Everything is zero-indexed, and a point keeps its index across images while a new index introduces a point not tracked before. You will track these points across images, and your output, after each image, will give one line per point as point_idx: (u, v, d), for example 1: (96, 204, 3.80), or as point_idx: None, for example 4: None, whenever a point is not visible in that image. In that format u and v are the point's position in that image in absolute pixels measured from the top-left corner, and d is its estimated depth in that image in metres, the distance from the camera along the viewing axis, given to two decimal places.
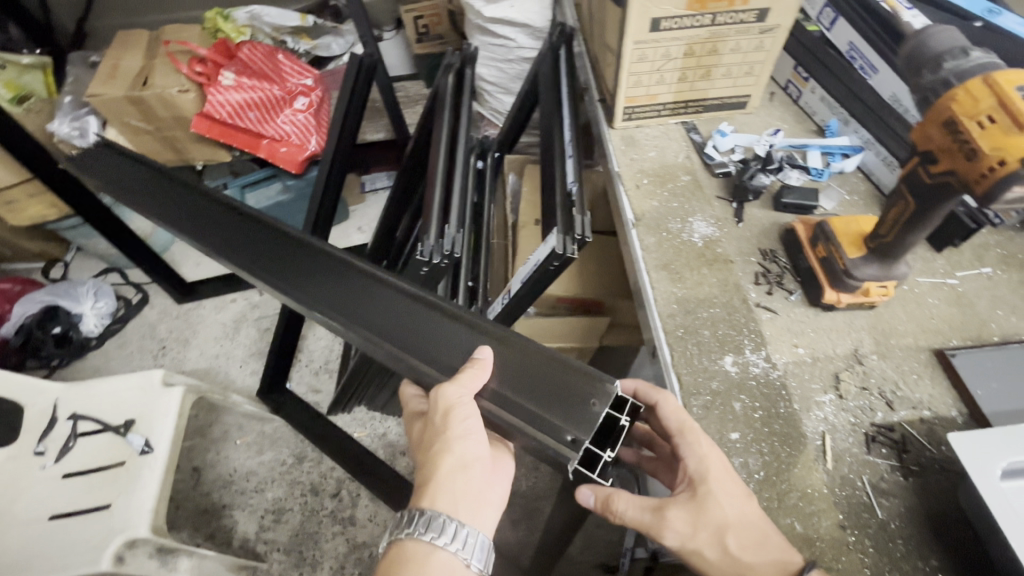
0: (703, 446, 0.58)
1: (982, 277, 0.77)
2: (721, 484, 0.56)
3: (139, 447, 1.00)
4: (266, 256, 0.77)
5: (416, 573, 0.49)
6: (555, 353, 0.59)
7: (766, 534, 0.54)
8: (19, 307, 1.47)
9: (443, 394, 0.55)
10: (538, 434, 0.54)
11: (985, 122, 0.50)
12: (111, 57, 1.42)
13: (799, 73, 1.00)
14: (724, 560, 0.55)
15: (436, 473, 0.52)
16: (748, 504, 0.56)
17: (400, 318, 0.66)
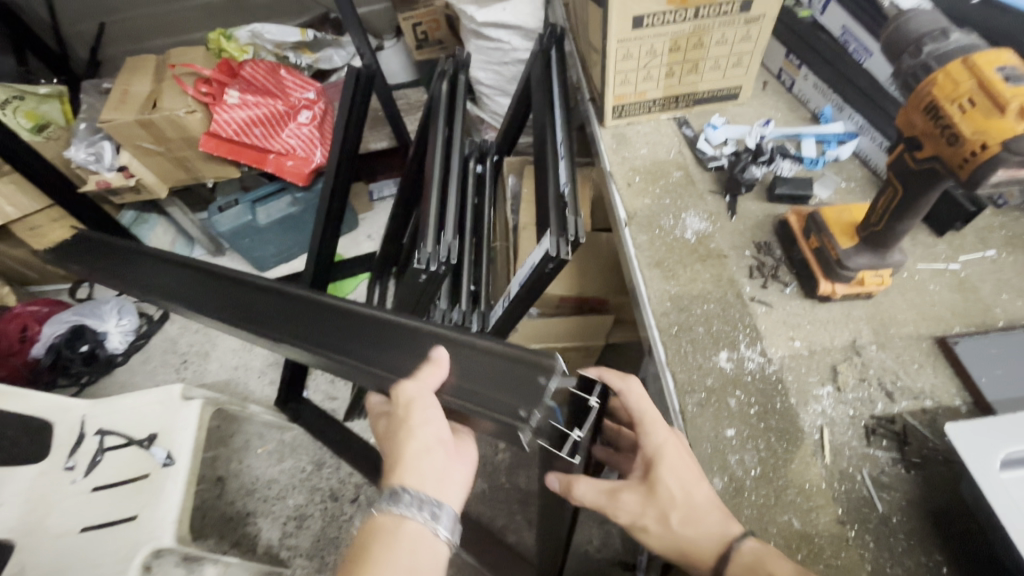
0: (659, 430, 0.60)
1: (985, 260, 0.75)
2: (672, 468, 0.57)
3: (161, 459, 1.03)
4: (236, 306, 0.82)
5: (388, 542, 0.52)
6: (501, 347, 0.62)
7: (708, 512, 0.55)
8: (48, 327, 1.54)
9: (403, 390, 0.59)
10: (493, 416, 0.57)
11: (965, 105, 0.49)
12: (120, 83, 1.47)
13: (792, 60, 0.98)
14: (666, 537, 0.56)
15: (402, 455, 0.55)
16: (698, 486, 0.56)
17: (360, 336, 0.71)
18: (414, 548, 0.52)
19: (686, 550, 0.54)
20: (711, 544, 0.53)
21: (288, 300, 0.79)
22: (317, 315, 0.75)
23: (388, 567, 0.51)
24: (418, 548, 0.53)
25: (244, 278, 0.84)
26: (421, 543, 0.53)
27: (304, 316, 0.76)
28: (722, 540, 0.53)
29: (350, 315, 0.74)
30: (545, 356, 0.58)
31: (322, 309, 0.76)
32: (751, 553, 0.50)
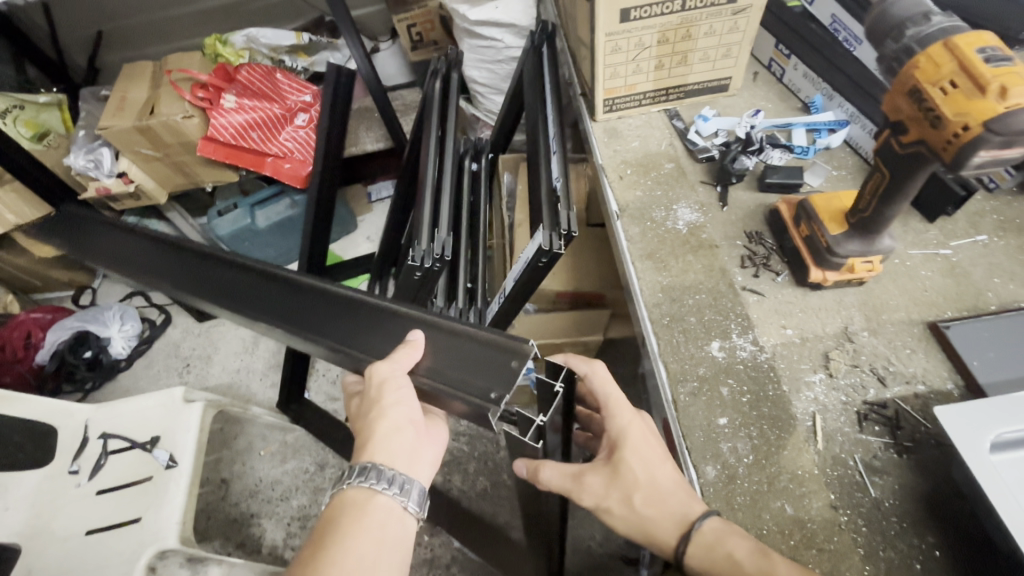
0: (624, 413, 0.63)
1: (977, 245, 0.75)
2: (635, 450, 0.61)
3: (164, 461, 1.04)
4: (232, 289, 0.88)
5: (359, 515, 0.54)
6: (477, 332, 0.66)
7: (672, 493, 0.58)
8: (52, 333, 1.55)
9: (376, 370, 0.62)
10: (465, 397, 0.62)
11: (947, 88, 0.49)
12: (118, 90, 1.48)
13: (780, 50, 0.98)
14: (630, 516, 0.59)
15: (373, 433, 0.57)
16: (660, 466, 0.59)
17: (343, 320, 0.76)
18: (384, 522, 0.54)
19: (648, 529, 0.57)
20: (673, 523, 0.56)
21: (280, 284, 0.85)
22: (307, 299, 0.81)
23: (358, 540, 0.52)
24: (388, 522, 0.54)
25: (241, 261, 0.91)
26: (390, 518, 0.54)
27: (294, 299, 0.82)
28: (685, 522, 0.56)
29: (335, 298, 0.79)
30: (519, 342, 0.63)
31: (309, 293, 0.82)
32: (709, 529, 0.54)
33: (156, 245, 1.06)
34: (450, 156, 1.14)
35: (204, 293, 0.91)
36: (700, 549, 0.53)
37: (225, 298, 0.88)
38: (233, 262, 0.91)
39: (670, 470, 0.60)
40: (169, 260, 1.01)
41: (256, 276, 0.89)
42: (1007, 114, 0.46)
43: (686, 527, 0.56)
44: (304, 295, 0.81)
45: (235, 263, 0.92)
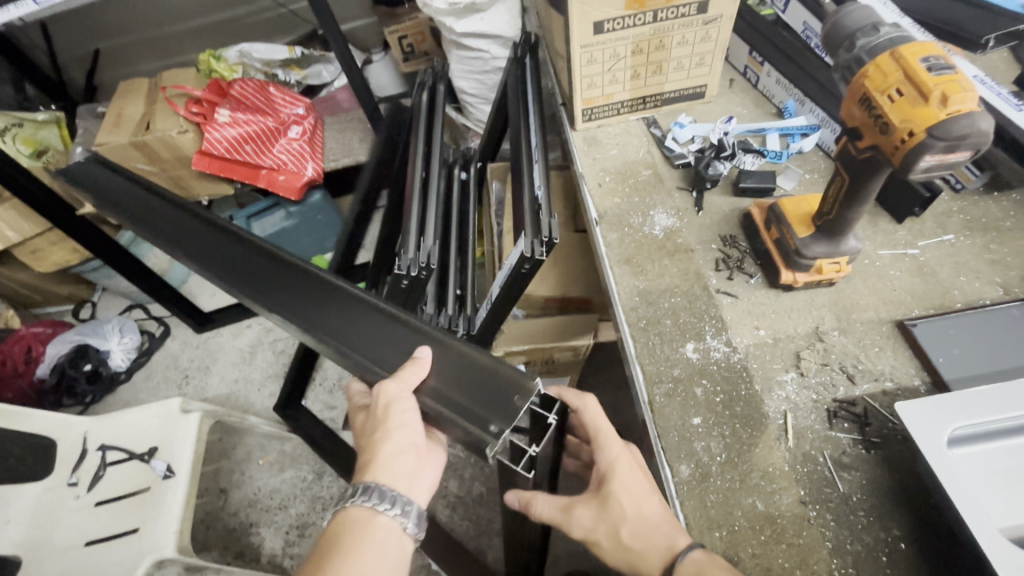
0: (615, 449, 0.64)
1: (944, 245, 0.77)
2: (623, 483, 0.62)
3: (162, 471, 1.06)
4: (238, 267, 0.86)
5: (361, 534, 0.56)
6: (488, 361, 0.66)
7: (657, 525, 0.59)
8: (52, 347, 1.57)
9: (384, 390, 0.62)
10: (466, 425, 0.62)
11: (894, 96, 0.52)
12: (114, 107, 1.51)
13: (754, 58, 1.00)
14: (617, 549, 0.60)
15: (377, 454, 0.59)
16: (647, 501, 0.61)
17: (351, 323, 0.76)
18: (385, 541, 0.56)
19: (634, 562, 0.58)
20: (658, 556, 0.57)
21: (289, 272, 0.84)
22: (311, 292, 0.80)
23: (361, 558, 0.54)
24: (388, 541, 0.56)
25: (251, 240, 0.88)
26: (391, 537, 0.56)
27: (303, 291, 0.81)
28: (669, 554, 0.56)
29: (346, 298, 0.79)
30: (525, 377, 0.63)
31: (319, 289, 0.81)
32: (692, 562, 0.54)
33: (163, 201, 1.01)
34: (436, 165, 1.16)
35: (206, 265, 0.88)
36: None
37: (229, 275, 0.85)
38: (242, 239, 0.89)
39: (657, 503, 0.61)
40: (170, 219, 0.97)
41: (259, 255, 0.87)
42: (948, 121, 0.48)
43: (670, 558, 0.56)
44: (309, 287, 0.81)
45: (244, 241, 0.89)
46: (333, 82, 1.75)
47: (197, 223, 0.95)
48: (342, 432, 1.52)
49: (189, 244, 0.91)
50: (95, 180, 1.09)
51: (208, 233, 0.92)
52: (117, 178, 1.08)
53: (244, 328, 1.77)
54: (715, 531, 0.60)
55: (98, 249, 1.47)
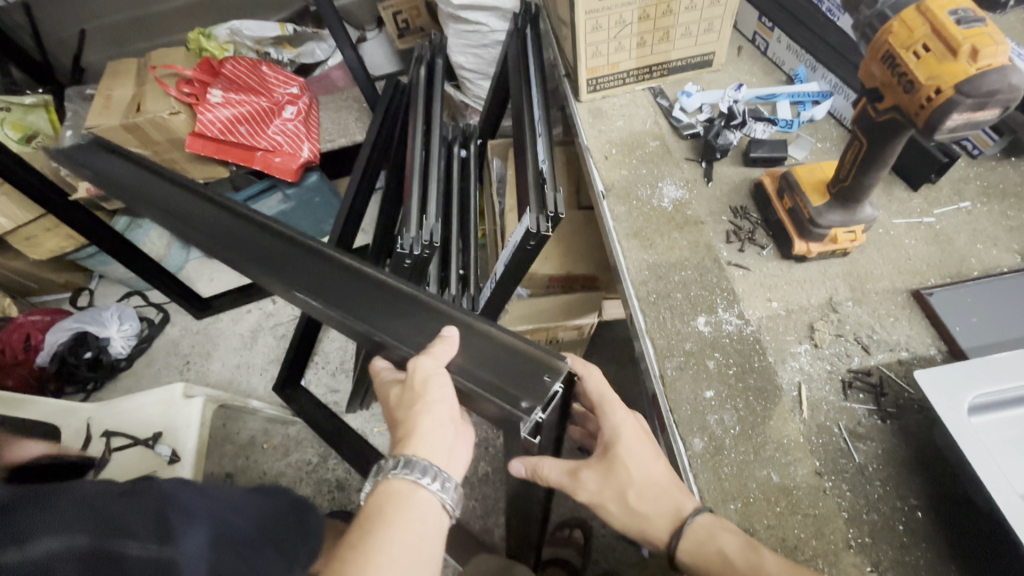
0: (619, 414, 0.65)
1: (961, 212, 0.75)
2: (628, 448, 0.62)
3: (167, 456, 1.05)
4: (250, 247, 0.81)
5: (403, 506, 0.54)
6: (514, 341, 0.65)
7: (665, 489, 0.59)
8: (50, 335, 1.54)
9: (419, 365, 0.61)
10: (495, 401, 0.61)
11: (920, 52, 0.49)
12: (103, 88, 1.46)
13: (764, 23, 0.97)
14: (624, 512, 0.60)
15: (418, 426, 0.58)
16: (654, 463, 0.61)
17: (373, 303, 0.72)
18: (425, 515, 0.54)
19: (641, 525, 0.59)
20: (664, 518, 0.58)
21: (303, 252, 0.79)
22: (326, 271, 0.77)
23: (403, 530, 0.52)
24: (427, 516, 0.54)
25: (263, 220, 0.84)
26: (430, 512, 0.55)
27: (320, 271, 0.77)
28: (676, 516, 0.57)
29: (366, 278, 0.75)
30: (555, 358, 0.63)
31: (336, 270, 0.77)
32: (701, 526, 0.55)
33: (170, 183, 0.96)
34: (435, 142, 1.13)
35: (216, 246, 0.83)
36: (691, 545, 0.54)
37: (243, 255, 0.81)
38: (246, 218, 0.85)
39: (662, 467, 0.61)
40: (167, 199, 0.93)
41: (266, 233, 0.83)
42: (978, 76, 0.46)
43: (679, 520, 0.57)
44: (322, 266, 0.77)
45: (254, 221, 0.84)
46: (327, 61, 1.70)
47: (204, 203, 0.89)
48: (347, 414, 1.51)
49: (190, 223, 0.87)
50: (95, 162, 1.04)
51: (213, 213, 0.88)
52: (118, 160, 1.04)
53: (245, 313, 1.75)
54: (729, 503, 0.60)
55: (93, 235, 1.45)
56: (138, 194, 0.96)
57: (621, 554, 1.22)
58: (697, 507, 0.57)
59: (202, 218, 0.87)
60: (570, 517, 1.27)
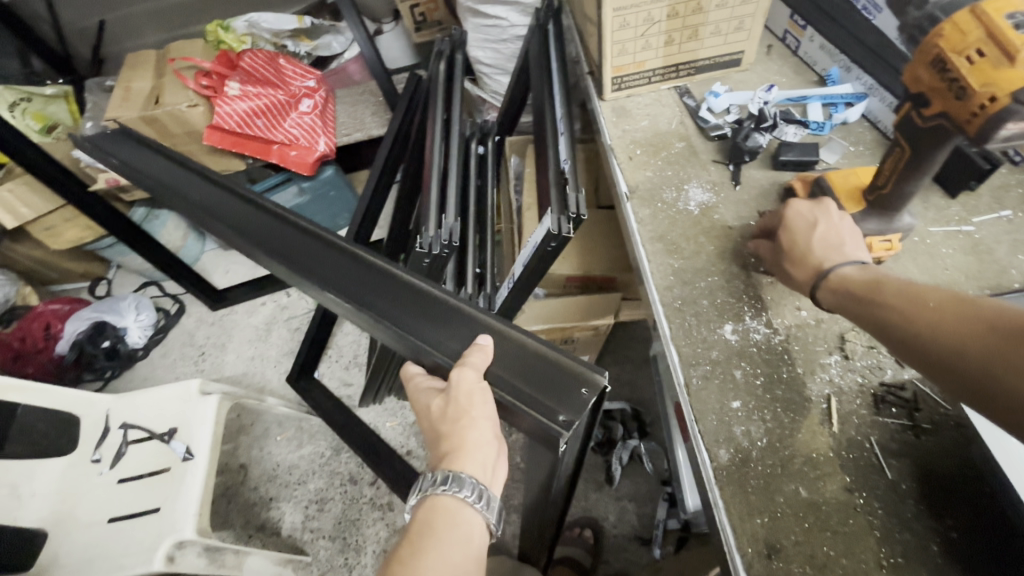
0: (795, 201, 0.66)
1: (1001, 221, 0.73)
2: (792, 223, 0.65)
3: (182, 453, 1.02)
4: (283, 248, 0.80)
5: (449, 524, 0.55)
6: (550, 351, 0.64)
7: (813, 252, 0.61)
8: (69, 324, 1.56)
9: (462, 377, 0.59)
10: (531, 412, 0.60)
11: (974, 57, 0.47)
12: (123, 80, 1.46)
13: (796, 22, 0.94)
14: (781, 272, 0.65)
15: (465, 442, 0.59)
16: (822, 228, 0.62)
17: (406, 307, 0.71)
18: (470, 534, 0.56)
19: (789, 279, 0.63)
20: (806, 274, 0.61)
21: (337, 253, 0.78)
22: (354, 271, 0.75)
23: (450, 550, 0.53)
24: (472, 535, 0.56)
25: (294, 219, 0.82)
26: (474, 531, 0.56)
27: (349, 271, 0.76)
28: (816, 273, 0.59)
29: (399, 282, 0.74)
30: (591, 370, 0.62)
31: (367, 271, 0.76)
32: (843, 273, 0.56)
33: (204, 180, 0.94)
34: (455, 141, 1.11)
35: (250, 245, 0.81)
36: (830, 289, 0.57)
37: (275, 255, 0.79)
38: (274, 214, 0.83)
39: (853, 233, 0.62)
40: (194, 188, 0.93)
41: (294, 230, 0.82)
42: None
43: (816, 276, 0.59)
44: (349, 265, 0.76)
45: (286, 220, 0.83)
46: (344, 53, 1.69)
47: (239, 201, 0.87)
48: (360, 409, 1.51)
49: (217, 218, 0.86)
50: (133, 157, 1.04)
51: (239, 206, 0.87)
52: (155, 156, 1.02)
53: (260, 305, 1.76)
54: (755, 518, 0.58)
55: (112, 227, 1.45)
56: (160, 185, 0.96)
57: (631, 555, 1.21)
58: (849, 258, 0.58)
59: (230, 214, 0.87)
60: (582, 517, 1.26)
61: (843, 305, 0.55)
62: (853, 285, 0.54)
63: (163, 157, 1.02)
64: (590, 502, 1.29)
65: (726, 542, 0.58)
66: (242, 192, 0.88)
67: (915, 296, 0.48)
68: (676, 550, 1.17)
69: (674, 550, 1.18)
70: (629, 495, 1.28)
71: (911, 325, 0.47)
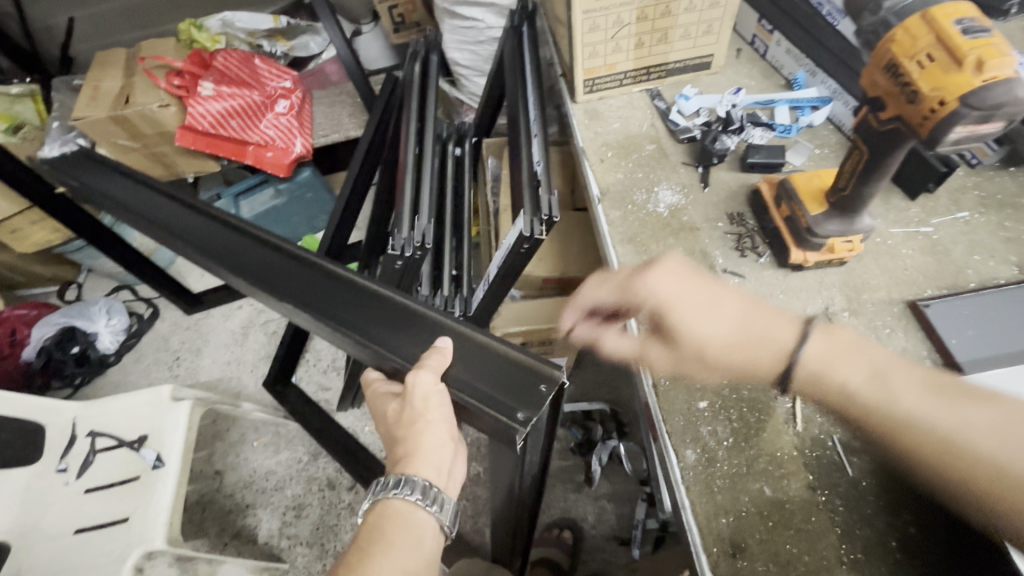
0: (655, 286, 0.61)
1: (958, 222, 0.75)
2: (681, 312, 0.60)
3: (151, 461, 0.99)
4: (245, 262, 0.78)
5: (401, 527, 0.56)
6: (510, 352, 0.63)
7: (747, 340, 0.57)
8: (37, 330, 1.52)
9: (418, 380, 0.59)
10: (491, 411, 0.60)
11: (924, 61, 0.48)
12: (91, 79, 1.42)
13: (763, 26, 0.96)
14: (711, 368, 0.61)
15: (419, 446, 0.59)
16: (720, 315, 0.58)
17: (369, 315, 0.70)
18: (422, 536, 0.56)
19: (742, 370, 0.59)
20: (762, 367, 0.57)
21: (298, 265, 0.76)
22: (316, 282, 0.74)
23: (400, 554, 0.54)
24: (424, 537, 0.57)
25: (258, 233, 0.80)
26: (427, 534, 0.57)
27: (310, 283, 0.74)
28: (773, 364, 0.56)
29: (362, 290, 0.73)
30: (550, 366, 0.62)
31: (331, 281, 0.74)
32: (812, 365, 0.54)
33: (166, 199, 0.92)
34: (429, 141, 1.10)
35: (211, 262, 0.79)
36: (805, 382, 0.54)
37: (236, 270, 0.77)
38: (236, 229, 0.82)
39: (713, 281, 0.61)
40: (155, 206, 0.92)
41: (255, 243, 0.80)
42: (983, 88, 0.45)
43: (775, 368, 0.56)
44: (310, 277, 0.74)
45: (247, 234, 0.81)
46: (321, 54, 1.66)
47: (202, 218, 0.86)
48: (338, 413, 1.49)
49: (179, 234, 0.85)
50: (93, 180, 1.02)
51: (202, 222, 0.85)
52: (118, 172, 1.01)
53: (236, 309, 1.73)
54: (721, 517, 0.59)
55: (81, 229, 1.41)
56: (123, 203, 0.94)
57: (610, 555, 1.21)
58: (803, 338, 0.55)
59: (192, 230, 0.85)
60: (561, 518, 1.26)
61: (831, 401, 0.54)
62: (841, 384, 0.52)
63: (125, 176, 1.00)
64: (569, 504, 1.29)
65: (692, 542, 0.58)
66: (204, 208, 0.86)
67: (931, 396, 0.48)
68: (654, 549, 1.17)
69: (652, 550, 1.17)
70: (607, 496, 1.28)
71: (928, 464, 0.47)
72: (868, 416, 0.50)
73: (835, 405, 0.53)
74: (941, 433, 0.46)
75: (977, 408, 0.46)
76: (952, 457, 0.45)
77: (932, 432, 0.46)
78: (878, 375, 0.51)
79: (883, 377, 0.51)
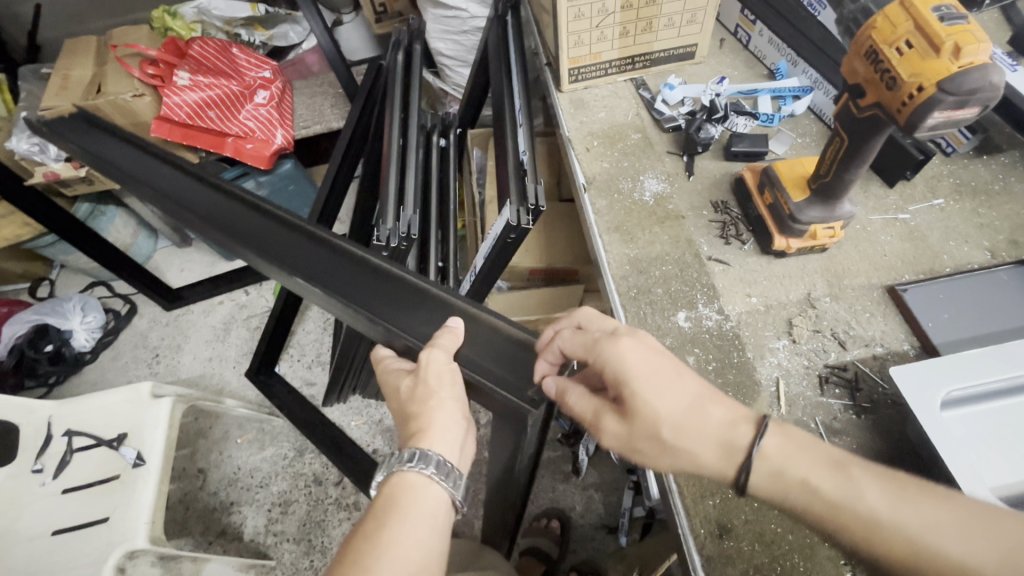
0: (622, 344, 0.51)
1: (934, 209, 0.76)
2: (643, 377, 0.50)
3: (131, 460, 0.97)
4: (259, 236, 0.80)
5: (416, 500, 0.53)
6: (522, 337, 0.67)
7: (703, 420, 0.48)
8: (8, 328, 1.47)
9: (431, 358, 0.61)
10: (499, 389, 0.64)
11: (903, 48, 0.49)
12: (60, 68, 1.37)
13: (746, 16, 0.96)
14: (663, 454, 0.49)
15: (433, 423, 0.57)
16: (677, 394, 0.49)
17: (378, 294, 0.73)
18: (436, 510, 0.54)
19: (689, 458, 0.48)
20: (714, 449, 0.47)
21: (310, 242, 0.79)
22: (328, 259, 0.77)
23: (415, 526, 0.51)
24: (438, 512, 0.54)
25: (272, 209, 0.82)
26: (440, 509, 0.54)
27: (323, 259, 0.77)
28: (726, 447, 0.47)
29: (373, 269, 0.75)
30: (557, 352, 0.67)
31: (341, 259, 0.77)
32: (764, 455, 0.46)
33: (176, 170, 0.93)
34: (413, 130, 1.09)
35: (223, 234, 0.81)
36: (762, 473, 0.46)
37: (246, 242, 0.80)
38: (250, 203, 0.84)
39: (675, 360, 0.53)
40: (165, 177, 0.92)
41: (269, 219, 0.82)
42: (960, 74, 0.46)
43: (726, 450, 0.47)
44: (323, 254, 0.77)
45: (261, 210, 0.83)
46: (302, 44, 1.63)
47: (213, 192, 0.87)
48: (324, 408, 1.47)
49: (188, 207, 0.86)
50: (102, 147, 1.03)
51: (212, 196, 0.87)
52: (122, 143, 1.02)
53: (217, 304, 1.69)
54: (708, 499, 0.60)
55: (52, 223, 1.37)
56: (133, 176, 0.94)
57: (598, 543, 1.23)
58: (756, 430, 0.46)
59: (203, 203, 0.86)
60: (550, 508, 1.27)
61: (793, 502, 0.45)
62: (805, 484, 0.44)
63: (134, 147, 1.00)
64: (558, 494, 1.30)
65: (680, 525, 0.59)
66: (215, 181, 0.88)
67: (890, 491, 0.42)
68: (641, 536, 1.19)
69: (639, 537, 1.20)
70: (595, 485, 1.29)
71: (905, 574, 0.40)
72: (835, 520, 0.42)
73: (798, 508, 0.44)
74: (916, 539, 0.40)
75: (947, 507, 0.40)
76: (932, 566, 0.39)
77: (906, 538, 0.40)
78: (838, 464, 0.44)
79: (843, 472, 0.43)
